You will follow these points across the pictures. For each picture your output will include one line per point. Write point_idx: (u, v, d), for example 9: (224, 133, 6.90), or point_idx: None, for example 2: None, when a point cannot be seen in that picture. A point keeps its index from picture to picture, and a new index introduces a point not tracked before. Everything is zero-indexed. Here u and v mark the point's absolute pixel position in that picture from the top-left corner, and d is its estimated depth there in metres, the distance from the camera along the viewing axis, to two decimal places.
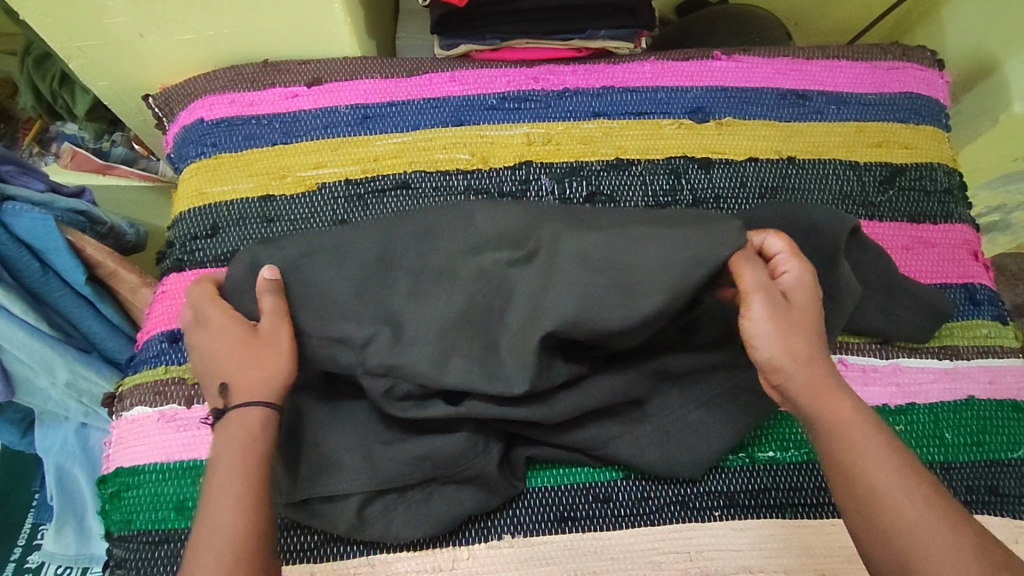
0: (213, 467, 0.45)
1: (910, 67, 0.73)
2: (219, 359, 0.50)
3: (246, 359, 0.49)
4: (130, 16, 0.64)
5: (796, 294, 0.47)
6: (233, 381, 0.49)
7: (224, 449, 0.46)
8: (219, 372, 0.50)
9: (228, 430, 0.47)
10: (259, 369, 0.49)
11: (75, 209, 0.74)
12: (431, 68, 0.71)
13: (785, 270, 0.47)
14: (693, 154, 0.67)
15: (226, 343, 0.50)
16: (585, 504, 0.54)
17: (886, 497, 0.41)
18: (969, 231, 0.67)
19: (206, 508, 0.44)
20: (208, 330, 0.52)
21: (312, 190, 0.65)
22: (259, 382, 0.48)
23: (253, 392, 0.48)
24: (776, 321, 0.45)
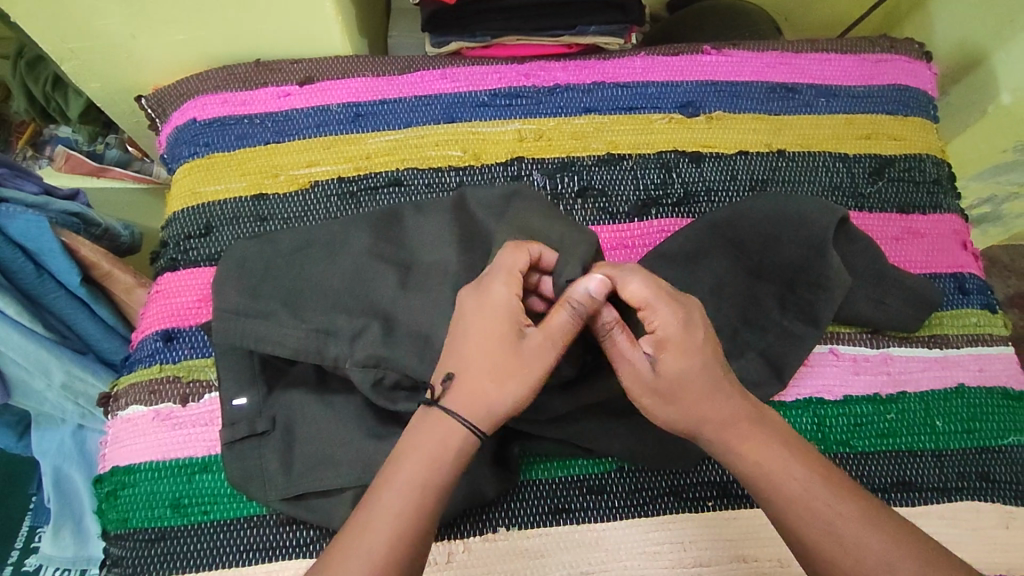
0: (391, 471, 0.41)
1: (898, 60, 0.73)
2: (464, 348, 0.44)
3: (506, 367, 0.43)
4: (121, 18, 0.64)
5: (671, 347, 0.43)
6: (469, 387, 0.42)
7: (409, 462, 0.41)
8: (455, 358, 0.44)
9: (422, 435, 0.42)
10: (503, 388, 0.42)
11: (69, 211, 0.74)
12: (423, 65, 0.71)
13: (654, 324, 0.44)
14: (683, 149, 0.68)
15: (494, 339, 0.43)
16: (580, 495, 0.54)
17: (814, 538, 0.41)
18: (958, 221, 0.68)
19: (361, 510, 0.40)
20: (490, 309, 0.44)
21: (304, 189, 0.65)
22: (480, 398, 0.42)
23: (481, 409, 0.42)
24: (646, 386, 0.44)
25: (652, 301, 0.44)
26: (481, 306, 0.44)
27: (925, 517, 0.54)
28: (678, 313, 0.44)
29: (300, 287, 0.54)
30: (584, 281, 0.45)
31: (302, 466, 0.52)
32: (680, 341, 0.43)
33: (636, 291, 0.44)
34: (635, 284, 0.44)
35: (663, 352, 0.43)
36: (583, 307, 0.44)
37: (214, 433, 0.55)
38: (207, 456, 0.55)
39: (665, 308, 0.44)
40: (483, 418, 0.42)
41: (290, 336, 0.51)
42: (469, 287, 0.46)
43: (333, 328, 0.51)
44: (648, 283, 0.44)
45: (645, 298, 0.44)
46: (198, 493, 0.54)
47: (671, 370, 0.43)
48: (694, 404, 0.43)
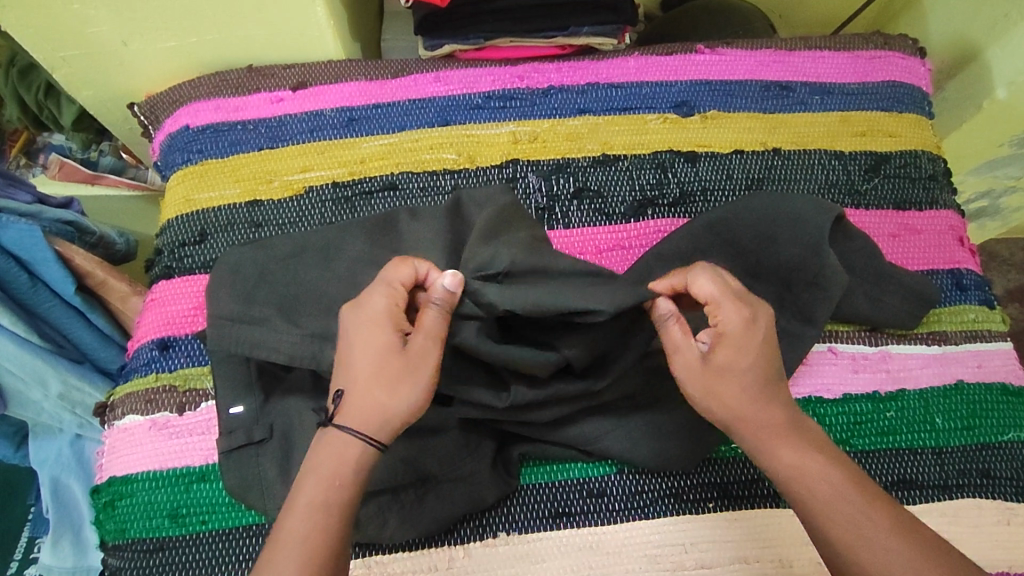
0: (296, 494, 0.41)
1: (891, 56, 0.73)
2: (354, 364, 0.44)
3: (393, 373, 0.43)
4: (112, 25, 0.64)
5: (727, 343, 0.46)
6: (359, 402, 0.43)
7: (311, 482, 0.41)
8: (344, 375, 0.44)
9: (325, 452, 0.42)
10: (396, 394, 0.43)
11: (63, 220, 0.74)
12: (416, 69, 0.71)
13: (716, 318, 0.46)
14: (679, 148, 0.67)
15: (379, 350, 0.43)
16: (580, 499, 0.54)
17: (841, 540, 0.41)
18: (954, 217, 0.68)
19: (274, 534, 0.40)
20: (368, 323, 0.44)
21: (299, 195, 0.65)
22: (375, 408, 0.42)
23: (375, 418, 0.42)
24: (693, 373, 0.45)
25: (719, 299, 0.47)
26: (359, 320, 0.44)
27: (927, 515, 0.54)
28: (744, 314, 0.47)
29: (295, 293, 0.54)
30: (441, 277, 0.44)
31: (300, 474, 0.51)
32: (737, 339, 0.46)
33: (704, 289, 0.47)
34: (704, 281, 0.47)
35: (721, 346, 0.46)
36: (445, 302, 0.43)
37: (211, 442, 0.55)
38: (204, 465, 0.54)
39: (732, 308, 0.46)
40: (381, 427, 0.42)
41: (286, 342, 0.51)
42: (347, 307, 0.46)
43: (329, 334, 0.51)
44: (715, 281, 0.47)
45: (712, 295, 0.47)
46: (196, 502, 0.53)
47: (722, 361, 0.45)
48: (735, 396, 0.45)
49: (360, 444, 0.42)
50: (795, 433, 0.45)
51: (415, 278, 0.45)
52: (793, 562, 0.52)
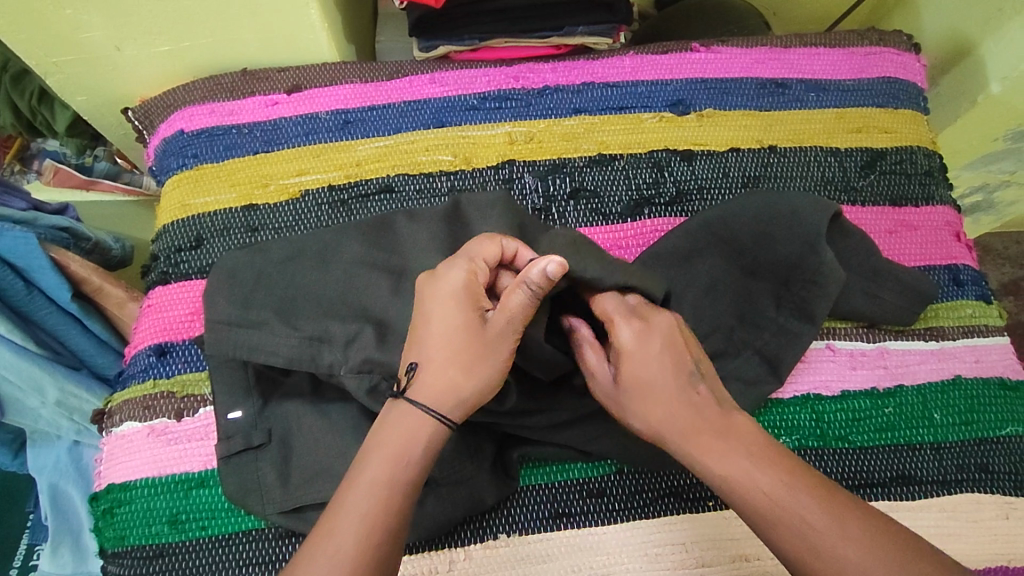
0: (361, 469, 0.40)
1: (886, 52, 0.73)
2: (429, 338, 0.43)
3: (474, 352, 0.43)
4: (106, 30, 0.64)
5: (627, 357, 0.45)
6: (434, 378, 0.42)
7: (376, 458, 0.41)
8: (419, 350, 0.44)
9: (393, 428, 0.42)
10: (472, 374, 0.43)
11: (58, 226, 0.74)
12: (411, 70, 0.70)
13: (614, 339, 0.46)
14: (675, 147, 0.67)
15: (460, 326, 0.43)
16: (580, 499, 0.54)
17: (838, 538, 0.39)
18: (950, 212, 0.68)
19: (335, 506, 0.40)
20: (448, 299, 0.44)
21: (295, 198, 0.65)
22: (449, 386, 0.42)
23: (447, 396, 0.42)
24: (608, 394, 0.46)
25: (613, 322, 0.46)
26: (438, 294, 0.44)
27: (926, 511, 0.54)
28: (637, 327, 0.46)
29: (293, 297, 0.53)
30: (541, 261, 0.41)
31: (299, 478, 0.51)
32: (637, 351, 0.45)
33: (625, 336, 0.45)
34: (626, 332, 0.46)
35: (619, 361, 0.45)
36: (536, 288, 0.42)
37: (210, 448, 0.55)
38: (203, 471, 0.54)
39: (624, 326, 0.46)
40: (453, 406, 0.42)
41: (284, 346, 0.51)
42: (425, 280, 0.45)
43: (327, 337, 0.51)
44: (615, 307, 0.47)
45: (607, 315, 0.47)
46: (196, 508, 0.53)
47: (627, 377, 0.45)
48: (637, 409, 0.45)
49: (429, 421, 0.42)
50: (728, 439, 0.43)
51: (500, 255, 0.46)
52: None
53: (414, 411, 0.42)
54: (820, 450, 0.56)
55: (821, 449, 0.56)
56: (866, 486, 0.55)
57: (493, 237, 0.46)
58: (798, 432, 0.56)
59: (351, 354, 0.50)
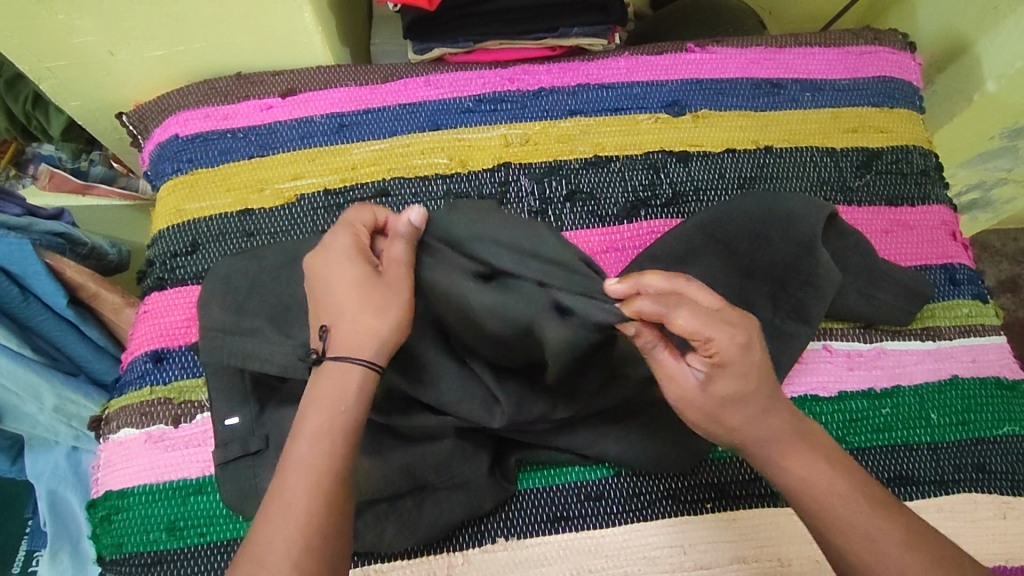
0: (303, 427, 0.42)
1: (881, 51, 0.73)
2: (336, 297, 0.45)
3: (374, 299, 0.44)
4: (99, 35, 0.63)
5: (726, 370, 0.43)
6: (347, 330, 0.44)
7: (314, 413, 0.42)
8: (326, 312, 0.45)
9: (326, 382, 0.43)
10: (385, 317, 0.44)
11: (54, 232, 0.74)
12: (406, 73, 0.70)
13: (711, 349, 0.43)
14: (670, 148, 0.67)
15: (359, 280, 0.45)
16: (578, 503, 0.54)
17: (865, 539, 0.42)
18: (946, 211, 0.68)
19: (283, 464, 0.41)
20: (336, 259, 0.46)
21: (290, 203, 0.64)
22: (367, 331, 0.44)
23: (365, 343, 0.44)
24: (692, 403, 0.44)
25: (704, 332, 0.42)
26: (331, 259, 0.46)
27: (923, 511, 0.55)
28: (737, 336, 0.43)
29: (289, 303, 0.53)
30: (404, 213, 0.48)
31: None
32: (737, 364, 0.43)
33: (687, 327, 0.41)
34: (687, 318, 0.41)
35: (718, 375, 0.44)
36: (410, 235, 0.47)
37: (207, 454, 0.55)
38: (201, 477, 0.54)
39: (723, 336, 0.42)
40: (373, 350, 0.44)
41: (280, 353, 0.51)
42: (315, 253, 0.47)
43: None
44: (698, 314, 0.42)
45: (699, 330, 0.42)
46: (193, 515, 0.53)
47: (720, 389, 0.44)
48: (728, 422, 0.44)
49: (357, 369, 0.43)
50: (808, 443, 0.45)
51: (373, 220, 0.49)
52: (793, 561, 0.53)
53: (340, 365, 0.43)
54: None
55: None
56: None
57: (369, 206, 0.50)
58: None
59: None
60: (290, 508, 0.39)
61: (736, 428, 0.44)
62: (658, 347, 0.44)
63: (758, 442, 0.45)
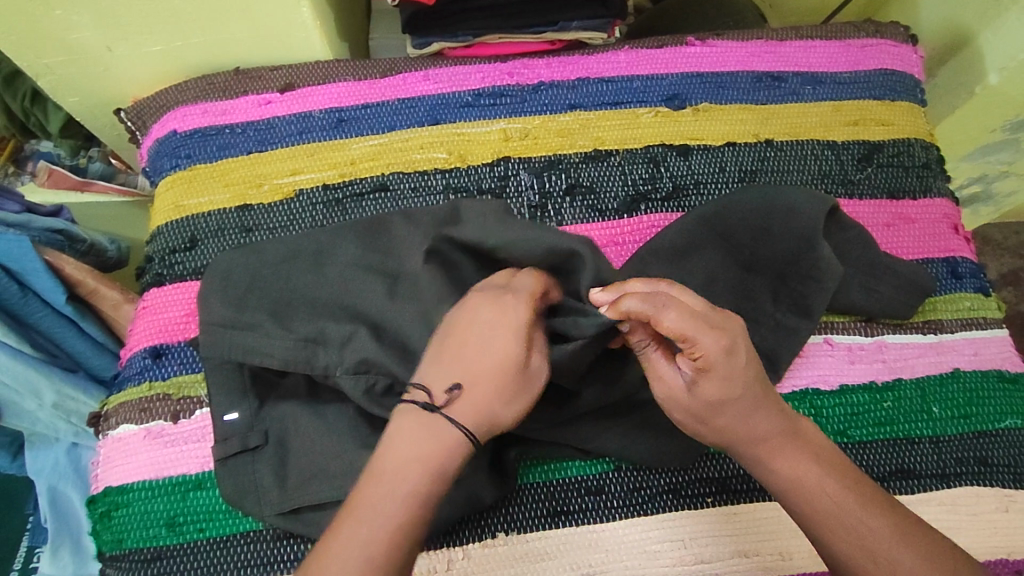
0: (388, 470, 0.41)
1: (883, 44, 0.73)
2: (468, 363, 0.44)
3: (511, 388, 0.43)
4: (96, 31, 0.63)
5: (713, 374, 0.43)
6: (472, 402, 0.43)
7: (399, 466, 0.41)
8: (460, 370, 0.44)
9: (418, 435, 0.42)
10: (508, 407, 0.43)
11: (53, 228, 0.74)
12: (405, 68, 0.70)
13: (696, 353, 0.42)
14: (671, 142, 0.67)
15: (494, 356, 0.44)
16: (578, 497, 0.54)
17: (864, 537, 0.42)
18: (948, 204, 0.67)
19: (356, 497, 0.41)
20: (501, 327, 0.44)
21: (289, 198, 0.64)
22: (485, 413, 0.43)
23: (483, 422, 0.43)
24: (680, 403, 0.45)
25: (690, 334, 0.41)
26: (497, 318, 0.44)
27: (925, 504, 0.54)
28: (721, 340, 0.42)
29: (288, 298, 0.53)
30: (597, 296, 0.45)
31: (296, 479, 0.51)
32: (722, 369, 0.43)
33: (672, 328, 0.41)
34: (671, 320, 0.41)
35: (704, 379, 0.43)
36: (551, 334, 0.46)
37: (207, 450, 0.55)
38: (200, 473, 0.54)
39: (706, 340, 0.42)
40: (483, 430, 0.43)
41: (279, 349, 0.50)
42: (486, 303, 0.45)
43: (323, 338, 0.50)
44: (685, 316, 0.42)
45: (685, 332, 0.41)
46: (193, 511, 0.53)
47: (706, 392, 0.43)
48: (714, 424, 0.44)
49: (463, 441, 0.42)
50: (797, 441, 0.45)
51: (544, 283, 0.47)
52: (793, 555, 0.53)
53: (445, 425, 0.42)
54: None
55: None
56: None
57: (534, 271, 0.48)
58: None
59: (347, 354, 0.49)
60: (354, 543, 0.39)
61: (721, 429, 0.44)
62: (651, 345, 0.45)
63: (741, 442, 0.44)
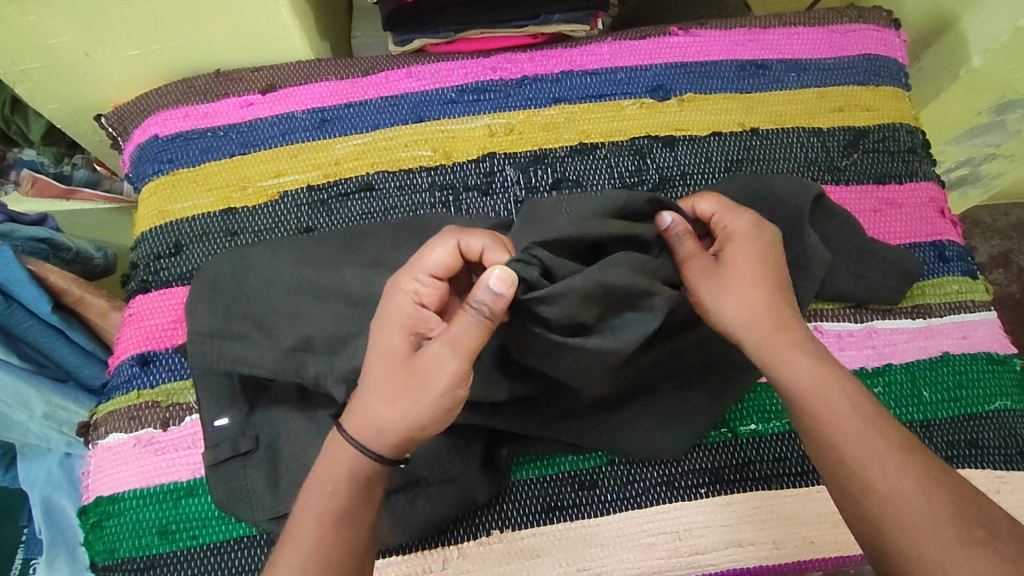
0: (306, 491, 0.43)
1: (866, 29, 0.73)
2: (366, 372, 0.44)
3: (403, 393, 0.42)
4: (73, 36, 0.62)
5: (740, 241, 0.49)
6: (364, 411, 0.43)
7: (313, 489, 0.43)
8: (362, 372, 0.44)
9: (324, 458, 0.43)
10: (396, 407, 0.42)
11: (36, 237, 0.74)
12: (387, 65, 0.69)
13: (725, 228, 0.50)
14: (656, 133, 0.67)
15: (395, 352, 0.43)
16: (572, 492, 0.54)
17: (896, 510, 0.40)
18: (935, 188, 0.67)
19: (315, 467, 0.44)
20: (392, 321, 0.44)
21: (274, 200, 0.64)
22: (372, 416, 0.42)
23: (381, 434, 0.42)
24: (712, 279, 0.47)
25: (722, 213, 0.51)
26: (388, 315, 0.45)
27: None
28: (750, 219, 0.50)
29: (276, 300, 0.53)
30: (485, 277, 0.40)
31: (289, 483, 0.51)
32: (749, 239, 0.49)
33: (707, 207, 0.51)
34: (704, 202, 0.52)
35: (737, 245, 0.49)
36: (486, 308, 0.40)
37: (198, 456, 0.54)
38: (191, 480, 0.54)
39: (739, 216, 0.50)
40: (378, 441, 0.42)
41: (268, 358, 0.51)
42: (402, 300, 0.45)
43: (311, 343, 0.50)
44: (717, 200, 0.52)
45: (715, 209, 0.51)
46: (186, 518, 0.53)
47: (738, 262, 0.48)
48: (738, 290, 0.47)
49: (357, 448, 0.43)
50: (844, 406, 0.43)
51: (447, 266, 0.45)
52: (786, 543, 0.53)
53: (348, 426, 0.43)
54: None
55: None
56: None
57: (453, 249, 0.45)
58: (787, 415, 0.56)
59: (338, 356, 0.49)
60: (309, 514, 0.42)
61: (743, 304, 0.46)
62: (686, 233, 0.49)
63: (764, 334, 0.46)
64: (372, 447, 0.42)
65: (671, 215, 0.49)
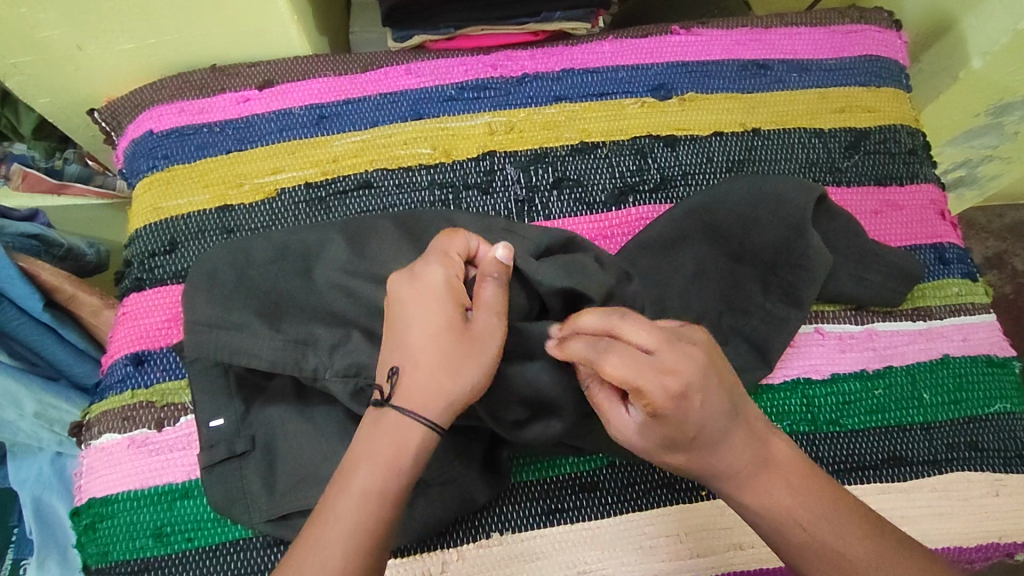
0: (332, 502, 0.41)
1: (867, 29, 0.72)
2: (413, 352, 0.43)
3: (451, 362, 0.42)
4: (66, 28, 0.61)
5: (662, 420, 0.39)
6: (415, 383, 0.42)
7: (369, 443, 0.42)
8: (401, 353, 0.43)
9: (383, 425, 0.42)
10: (458, 376, 0.42)
11: (27, 234, 0.73)
12: (387, 61, 0.68)
13: (644, 400, 0.38)
14: (658, 133, 0.66)
15: (435, 329, 0.43)
16: (573, 494, 0.53)
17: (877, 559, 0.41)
18: (935, 190, 0.67)
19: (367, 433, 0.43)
20: (424, 299, 0.43)
21: (271, 197, 0.63)
22: (433, 390, 0.42)
23: (443, 404, 0.42)
24: (637, 448, 0.42)
25: (633, 379, 0.37)
26: (416, 293, 0.44)
27: (916, 491, 0.55)
28: (671, 384, 0.38)
29: (275, 300, 0.52)
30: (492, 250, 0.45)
31: (285, 485, 0.50)
32: (673, 415, 0.39)
33: (616, 369, 0.38)
34: (612, 364, 0.38)
35: (653, 423, 0.40)
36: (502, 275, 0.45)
37: (193, 457, 0.54)
38: (187, 481, 0.53)
39: (655, 383, 0.38)
40: (442, 411, 0.42)
41: (267, 349, 0.49)
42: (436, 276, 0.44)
43: (313, 341, 0.50)
44: (630, 356, 0.38)
45: (608, 329, 0.40)
46: (181, 520, 0.52)
47: (660, 436, 0.40)
48: (665, 460, 0.42)
49: (420, 425, 0.42)
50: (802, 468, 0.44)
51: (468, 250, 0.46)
52: None
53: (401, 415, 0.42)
54: (811, 434, 0.56)
55: (812, 433, 0.56)
56: (856, 468, 0.55)
57: (456, 231, 0.46)
58: (790, 417, 0.56)
59: (338, 357, 0.49)
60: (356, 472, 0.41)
61: (693, 457, 0.41)
62: (594, 381, 0.42)
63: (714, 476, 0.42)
64: (436, 417, 0.42)
65: (570, 361, 0.42)
